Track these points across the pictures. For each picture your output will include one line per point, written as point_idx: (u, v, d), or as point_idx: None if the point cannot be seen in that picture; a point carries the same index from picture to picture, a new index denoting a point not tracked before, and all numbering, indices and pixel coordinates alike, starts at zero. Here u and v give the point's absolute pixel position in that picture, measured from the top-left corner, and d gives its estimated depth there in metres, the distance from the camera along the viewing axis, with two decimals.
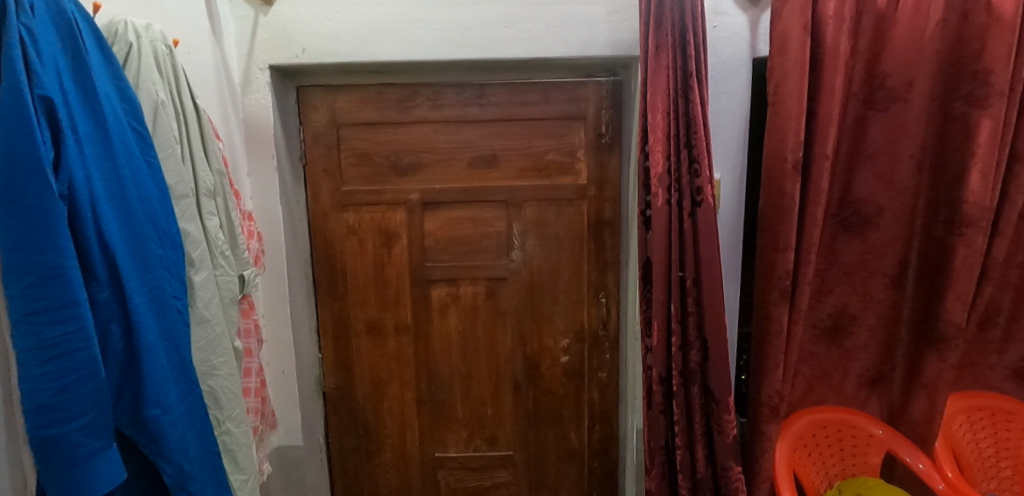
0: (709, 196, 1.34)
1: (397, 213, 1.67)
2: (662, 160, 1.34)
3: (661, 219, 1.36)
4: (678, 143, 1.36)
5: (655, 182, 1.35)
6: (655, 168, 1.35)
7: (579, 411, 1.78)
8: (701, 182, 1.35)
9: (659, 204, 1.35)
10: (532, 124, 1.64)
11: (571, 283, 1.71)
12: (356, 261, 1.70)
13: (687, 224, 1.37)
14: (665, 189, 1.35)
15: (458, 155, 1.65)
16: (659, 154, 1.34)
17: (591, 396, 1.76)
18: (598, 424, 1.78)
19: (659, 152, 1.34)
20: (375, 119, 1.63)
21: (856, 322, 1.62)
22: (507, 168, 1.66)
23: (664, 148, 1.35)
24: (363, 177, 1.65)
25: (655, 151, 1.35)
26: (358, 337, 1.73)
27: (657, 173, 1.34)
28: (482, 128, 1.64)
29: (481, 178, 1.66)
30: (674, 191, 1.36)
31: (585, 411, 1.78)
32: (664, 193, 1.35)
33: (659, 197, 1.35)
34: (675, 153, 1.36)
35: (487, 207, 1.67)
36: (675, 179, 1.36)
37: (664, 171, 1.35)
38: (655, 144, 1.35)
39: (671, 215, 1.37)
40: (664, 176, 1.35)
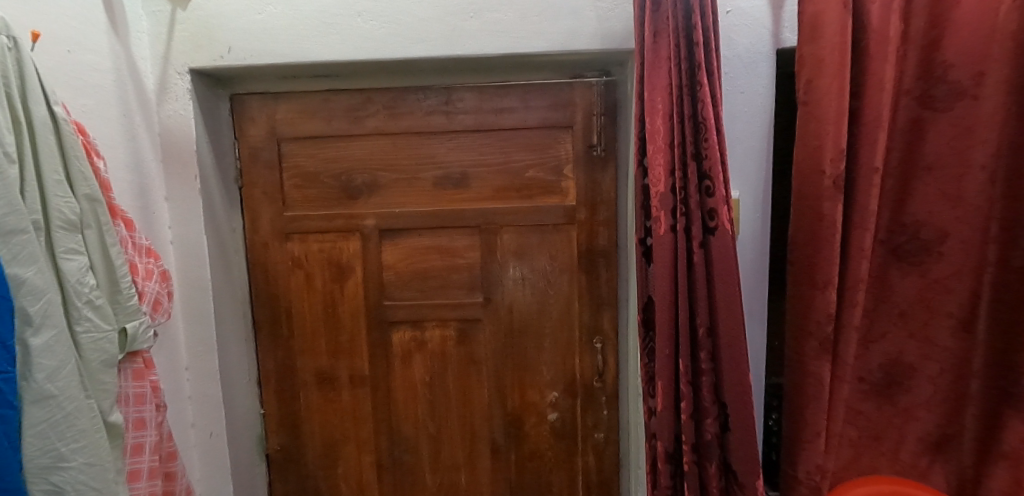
0: (724, 221, 1.04)
1: (349, 242, 1.41)
2: (665, 177, 1.06)
3: (662, 252, 1.07)
4: (682, 153, 1.07)
5: (656, 205, 1.07)
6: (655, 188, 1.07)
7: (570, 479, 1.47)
8: (715, 204, 1.05)
9: (660, 233, 1.06)
10: (509, 135, 1.37)
11: (559, 325, 1.42)
12: (304, 300, 1.44)
13: (697, 256, 1.07)
14: (669, 213, 1.06)
15: (421, 173, 1.38)
16: (660, 170, 1.06)
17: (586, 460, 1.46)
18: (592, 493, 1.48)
19: (659, 166, 1.06)
20: (321, 132, 1.38)
21: (914, 375, 1.29)
22: (480, 189, 1.38)
23: (666, 162, 1.06)
24: (310, 200, 1.40)
25: (654, 165, 1.07)
26: (306, 389, 1.47)
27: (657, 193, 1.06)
28: (449, 141, 1.37)
29: (449, 200, 1.39)
30: (681, 214, 1.06)
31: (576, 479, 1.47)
32: (668, 217, 1.06)
33: (661, 224, 1.06)
34: (681, 166, 1.06)
35: (455, 236, 1.40)
36: (681, 199, 1.06)
37: (668, 190, 1.06)
38: (655, 156, 1.07)
39: (677, 246, 1.07)
40: (668, 196, 1.06)
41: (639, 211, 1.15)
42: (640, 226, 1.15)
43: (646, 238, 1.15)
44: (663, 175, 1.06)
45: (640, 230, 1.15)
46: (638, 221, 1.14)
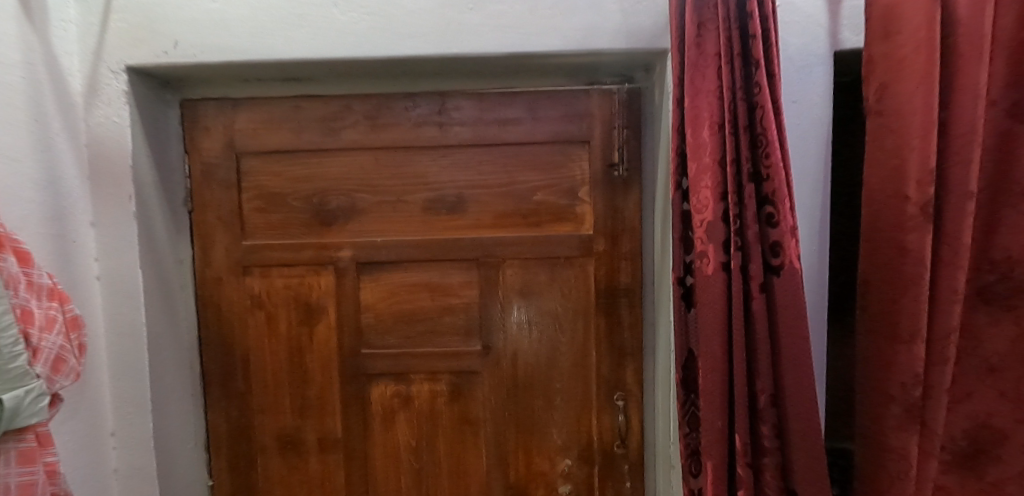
0: (791, 257, 0.82)
1: (321, 278, 1.17)
2: (714, 202, 0.84)
3: (711, 297, 0.84)
4: (737, 172, 0.84)
5: (704, 238, 0.85)
6: (697, 215, 0.86)
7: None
8: (777, 237, 0.83)
9: (707, 272, 0.85)
10: (513, 151, 1.15)
11: (572, 380, 1.18)
12: (266, 347, 1.19)
13: (758, 303, 0.83)
14: (721, 247, 0.84)
15: (409, 195, 1.16)
16: (705, 193, 0.85)
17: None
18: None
19: (704, 187, 0.85)
20: (289, 145, 1.15)
21: (1008, 444, 1.06)
22: (478, 215, 1.16)
23: (715, 184, 0.84)
24: (273, 227, 1.17)
25: (701, 187, 0.85)
26: (266, 455, 1.21)
27: (699, 221, 0.85)
28: (442, 157, 1.15)
29: (440, 228, 1.16)
30: (738, 249, 0.83)
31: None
32: (719, 252, 0.84)
33: (706, 261, 0.85)
34: (737, 187, 0.84)
35: (449, 270, 1.17)
36: (737, 229, 0.83)
37: (717, 218, 0.84)
38: (702, 176, 0.85)
39: (729, 290, 0.84)
40: (719, 226, 0.84)
41: (678, 243, 0.92)
42: (680, 262, 0.93)
43: (686, 278, 0.93)
44: (711, 199, 0.84)
45: (679, 268, 0.93)
46: (677, 257, 0.92)
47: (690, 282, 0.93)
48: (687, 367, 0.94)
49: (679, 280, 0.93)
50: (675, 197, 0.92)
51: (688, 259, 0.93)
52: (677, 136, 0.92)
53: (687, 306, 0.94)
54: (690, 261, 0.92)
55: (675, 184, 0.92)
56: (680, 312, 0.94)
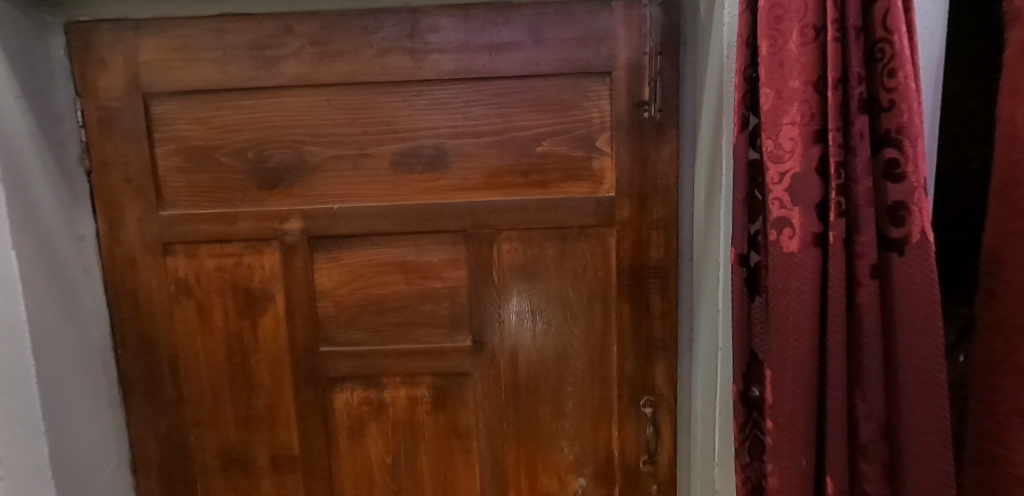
0: (925, 228, 0.54)
1: (263, 257, 0.91)
2: (804, 146, 0.57)
3: (793, 287, 0.59)
4: (844, 99, 0.56)
5: (786, 201, 0.58)
6: (774, 167, 0.59)
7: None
8: (900, 197, 0.55)
9: (791, 251, 0.59)
10: (509, 86, 0.87)
11: (587, 382, 0.93)
12: (199, 345, 0.94)
13: (869, 295, 0.56)
14: (814, 214, 0.57)
15: (373, 148, 0.88)
16: (788, 134, 0.58)
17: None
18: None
19: (788, 125, 0.58)
20: (213, 83, 0.87)
21: None
22: (464, 172, 0.89)
23: (805, 120, 0.57)
24: (198, 191, 0.90)
25: (783, 125, 0.58)
26: (207, 476, 0.97)
27: (777, 176, 0.59)
28: (415, 96, 0.87)
29: (415, 190, 0.89)
30: (841, 216, 0.56)
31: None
32: (811, 221, 0.57)
33: (787, 235, 0.59)
34: (842, 123, 0.55)
35: (428, 246, 0.90)
36: (840, 188, 0.56)
37: (807, 171, 0.57)
38: (786, 108, 0.58)
39: (822, 275, 0.58)
40: (811, 182, 0.57)
41: (742, 208, 0.66)
42: (744, 235, 0.66)
43: (752, 257, 0.67)
44: (799, 143, 0.57)
45: (742, 243, 0.66)
46: (740, 228, 0.66)
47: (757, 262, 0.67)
48: (749, 375, 0.69)
49: (742, 260, 0.67)
50: (740, 143, 0.65)
51: (755, 230, 0.66)
52: (747, 53, 0.64)
53: (752, 295, 0.68)
54: (759, 232, 0.66)
55: (738, 124, 0.65)
56: (742, 304, 0.67)
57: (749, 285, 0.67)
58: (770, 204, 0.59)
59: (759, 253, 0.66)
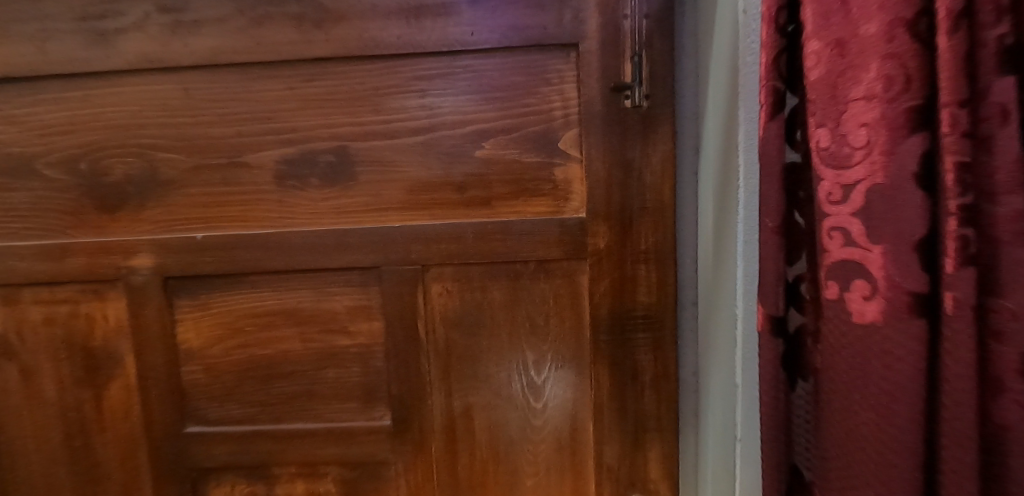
0: None
1: (106, 304, 0.66)
2: (889, 138, 0.30)
3: (875, 384, 0.32)
4: (969, 50, 0.26)
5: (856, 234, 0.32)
6: (834, 177, 0.33)
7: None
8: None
9: (868, 321, 0.32)
10: (435, 67, 0.62)
11: (552, 475, 0.67)
12: (26, 423, 0.69)
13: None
14: (914, 258, 0.30)
15: (249, 154, 0.63)
16: (859, 117, 0.32)
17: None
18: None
19: (862, 101, 0.31)
20: (27, 67, 0.63)
21: None
22: (375, 187, 0.63)
23: (892, 91, 0.30)
24: (16, 215, 0.66)
25: (852, 102, 0.32)
26: None
27: (839, 192, 0.33)
28: (305, 81, 0.62)
29: (308, 212, 0.64)
30: (969, 266, 0.27)
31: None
32: (906, 272, 0.30)
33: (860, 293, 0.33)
34: (971, 92, 0.26)
35: (329, 288, 0.65)
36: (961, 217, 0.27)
37: (898, 181, 0.30)
38: (857, 71, 0.31)
39: (927, 371, 0.30)
40: (906, 199, 0.30)
41: (774, 242, 0.40)
42: (779, 287, 0.41)
43: (791, 318, 0.43)
44: (880, 133, 0.30)
45: (777, 300, 0.41)
46: (773, 274, 0.41)
47: (799, 327, 0.43)
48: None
49: (777, 326, 0.41)
50: (769, 135, 0.39)
51: (796, 276, 0.42)
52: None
53: (793, 377, 0.44)
54: (803, 279, 0.42)
55: (765, 104, 0.39)
56: (778, 396, 0.42)
57: (784, 363, 0.42)
58: (824, 239, 0.35)
59: (803, 312, 0.42)
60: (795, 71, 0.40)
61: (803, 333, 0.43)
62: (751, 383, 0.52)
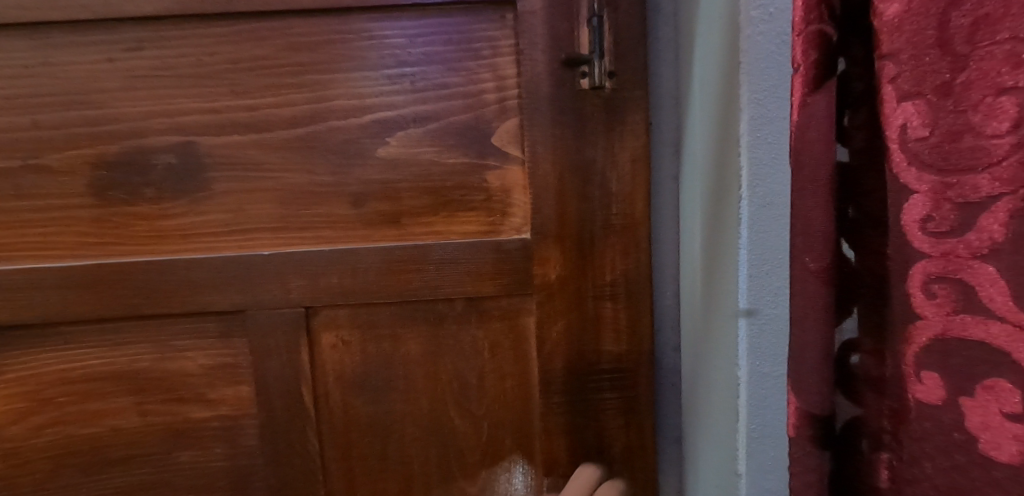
0: None
1: None
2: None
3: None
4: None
5: (984, 292, 0.19)
6: (940, 187, 0.20)
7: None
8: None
9: (1007, 459, 0.19)
10: (319, 32, 0.44)
11: None
12: None
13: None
14: None
15: (49, 155, 0.44)
16: (1000, 79, 0.18)
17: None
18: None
19: (1007, 49, 0.17)
20: None
21: None
22: (236, 201, 0.45)
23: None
24: None
25: (983, 51, 0.18)
26: None
27: (952, 215, 0.19)
28: (129, 51, 0.43)
29: (139, 236, 0.45)
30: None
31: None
32: None
33: (992, 401, 0.19)
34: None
35: (176, 343, 0.46)
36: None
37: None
38: None
39: None
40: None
41: (820, 295, 0.24)
42: (824, 368, 0.24)
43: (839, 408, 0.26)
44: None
45: (820, 386, 0.24)
46: (818, 346, 0.24)
47: (849, 423, 0.26)
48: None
49: (820, 429, 0.25)
50: (813, 118, 0.23)
51: (842, 344, 0.26)
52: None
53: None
54: (856, 350, 0.26)
55: (805, 66, 0.23)
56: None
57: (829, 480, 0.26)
58: (919, 295, 0.21)
59: (860, 401, 0.26)
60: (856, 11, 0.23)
61: (857, 432, 0.26)
62: (761, 469, 0.38)
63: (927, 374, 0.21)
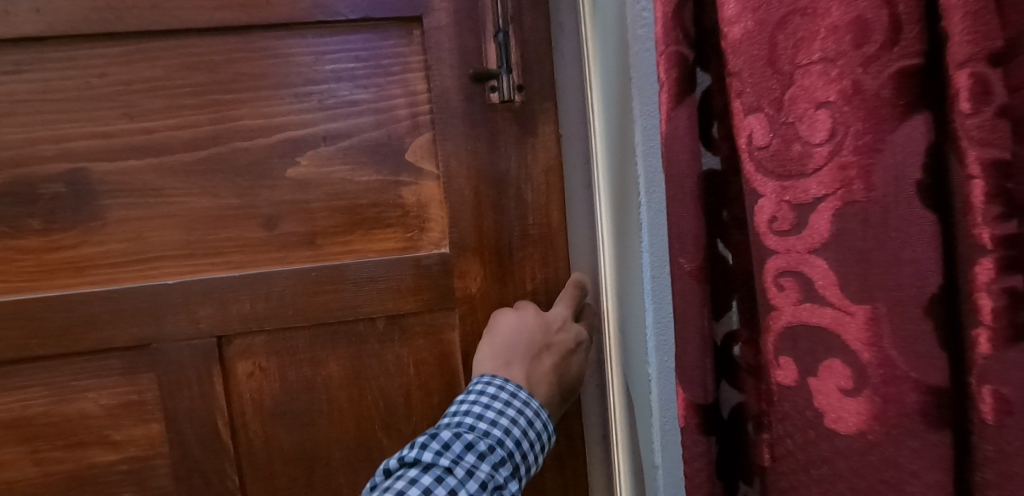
0: None
1: None
2: (871, 127, 0.18)
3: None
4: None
5: (821, 283, 0.20)
6: (778, 191, 0.21)
7: (522, 342, 0.42)
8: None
9: (847, 429, 0.20)
10: (218, 52, 0.43)
11: None
12: None
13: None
14: (925, 330, 0.18)
15: None
16: (817, 94, 0.19)
17: (585, 315, 0.47)
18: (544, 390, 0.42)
19: (820, 67, 0.19)
20: None
21: None
22: (135, 229, 0.43)
23: (871, 41, 0.18)
24: None
25: (803, 70, 0.20)
26: None
27: (791, 215, 0.21)
28: (6, 75, 0.41)
29: (27, 272, 0.42)
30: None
31: (492, 340, 0.43)
32: (919, 356, 0.18)
33: (832, 379, 0.20)
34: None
35: (76, 383, 0.43)
36: (1006, 257, 0.15)
37: (893, 198, 0.18)
38: (810, 15, 0.19)
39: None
40: (904, 225, 0.18)
41: (697, 294, 0.25)
42: (706, 359, 0.26)
43: (724, 396, 0.29)
44: (853, 117, 0.18)
45: (704, 380, 0.26)
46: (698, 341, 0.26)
47: (735, 408, 0.29)
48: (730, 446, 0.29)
49: (707, 420, 0.27)
50: (677, 128, 0.25)
51: (725, 336, 0.28)
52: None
53: (730, 481, 0.29)
54: (737, 341, 0.28)
55: (667, 84, 0.25)
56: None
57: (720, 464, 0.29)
58: (771, 288, 0.22)
59: (741, 389, 0.28)
60: (708, 36, 0.26)
61: (742, 416, 0.28)
62: (674, 463, 0.38)
63: (784, 360, 0.22)
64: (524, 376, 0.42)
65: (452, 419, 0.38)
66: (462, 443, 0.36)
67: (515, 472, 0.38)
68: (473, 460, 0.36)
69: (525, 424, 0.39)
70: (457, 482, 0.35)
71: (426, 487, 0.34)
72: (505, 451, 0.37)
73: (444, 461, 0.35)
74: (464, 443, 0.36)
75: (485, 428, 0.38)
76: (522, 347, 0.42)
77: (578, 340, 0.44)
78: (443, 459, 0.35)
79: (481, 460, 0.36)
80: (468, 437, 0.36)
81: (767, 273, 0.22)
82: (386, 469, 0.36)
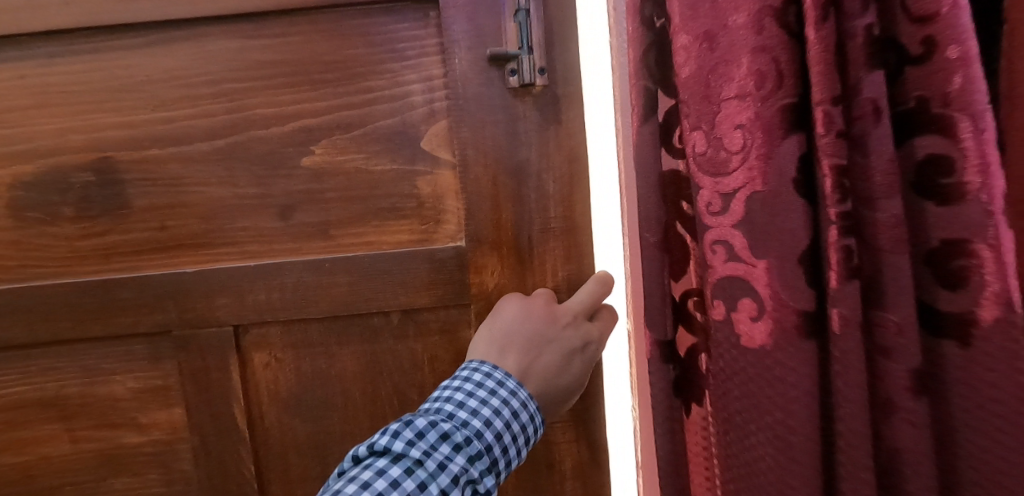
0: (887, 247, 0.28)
1: None
2: (766, 141, 0.29)
3: (763, 422, 0.30)
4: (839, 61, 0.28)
5: (736, 242, 0.30)
6: (713, 185, 0.30)
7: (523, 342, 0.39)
8: (953, 232, 0.28)
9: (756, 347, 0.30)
10: (236, 40, 0.42)
11: None
12: None
13: (907, 399, 0.29)
14: (798, 272, 0.29)
15: None
16: (734, 120, 0.29)
17: (600, 315, 0.42)
18: (544, 399, 0.39)
19: (736, 100, 0.29)
20: None
21: None
22: (158, 216, 0.43)
23: (765, 88, 0.29)
24: None
25: (724, 101, 0.30)
26: None
27: (717, 201, 0.30)
28: (42, 67, 0.42)
29: (61, 257, 0.44)
30: (852, 279, 0.28)
31: (492, 326, 0.40)
32: (791, 289, 0.29)
33: (743, 314, 0.30)
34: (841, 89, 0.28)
35: (105, 366, 0.45)
36: (844, 226, 0.28)
37: (777, 189, 0.29)
38: (728, 67, 0.29)
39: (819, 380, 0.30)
40: (784, 206, 0.29)
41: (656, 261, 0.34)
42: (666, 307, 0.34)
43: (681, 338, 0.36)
44: (757, 135, 0.29)
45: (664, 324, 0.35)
46: (658, 293, 0.34)
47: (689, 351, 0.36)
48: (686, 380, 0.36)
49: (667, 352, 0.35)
50: (641, 141, 0.33)
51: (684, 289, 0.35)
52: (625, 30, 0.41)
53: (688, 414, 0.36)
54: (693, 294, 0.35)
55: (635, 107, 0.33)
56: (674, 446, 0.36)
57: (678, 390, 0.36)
58: (705, 251, 0.31)
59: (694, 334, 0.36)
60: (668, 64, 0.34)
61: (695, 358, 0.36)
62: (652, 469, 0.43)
63: (714, 303, 0.31)
64: (517, 367, 0.38)
65: (433, 405, 0.36)
66: (437, 434, 0.33)
67: (493, 467, 0.35)
68: (447, 452, 0.33)
69: (509, 416, 0.36)
70: (428, 475, 0.32)
71: (394, 480, 0.31)
72: (484, 444, 0.34)
73: (415, 452, 0.32)
74: (440, 433, 0.33)
75: (465, 417, 0.35)
76: (521, 345, 0.39)
77: (585, 340, 0.40)
78: (414, 450, 0.32)
79: (456, 452, 0.33)
80: (445, 427, 0.34)
81: (697, 241, 0.33)
82: (354, 456, 0.33)
